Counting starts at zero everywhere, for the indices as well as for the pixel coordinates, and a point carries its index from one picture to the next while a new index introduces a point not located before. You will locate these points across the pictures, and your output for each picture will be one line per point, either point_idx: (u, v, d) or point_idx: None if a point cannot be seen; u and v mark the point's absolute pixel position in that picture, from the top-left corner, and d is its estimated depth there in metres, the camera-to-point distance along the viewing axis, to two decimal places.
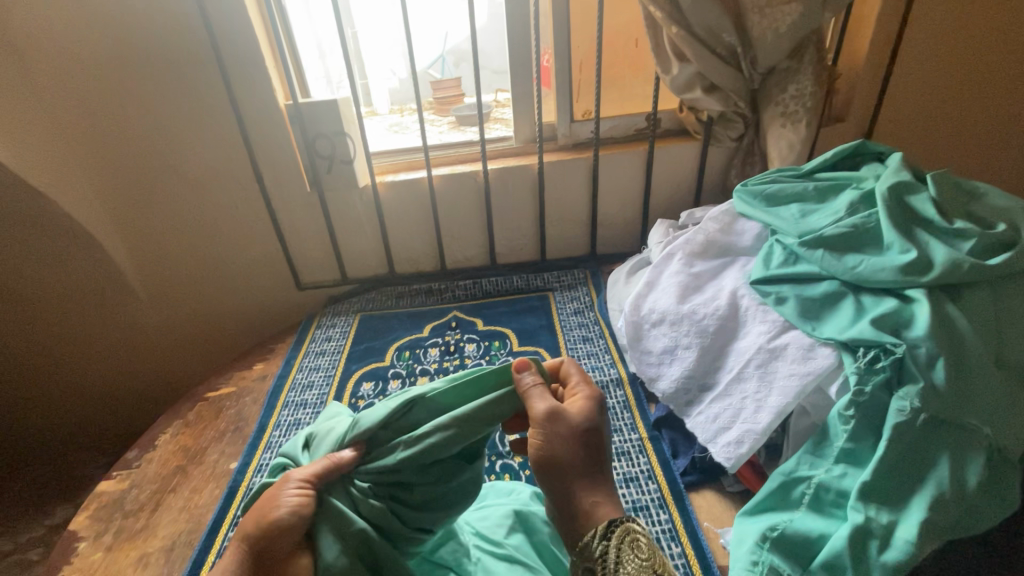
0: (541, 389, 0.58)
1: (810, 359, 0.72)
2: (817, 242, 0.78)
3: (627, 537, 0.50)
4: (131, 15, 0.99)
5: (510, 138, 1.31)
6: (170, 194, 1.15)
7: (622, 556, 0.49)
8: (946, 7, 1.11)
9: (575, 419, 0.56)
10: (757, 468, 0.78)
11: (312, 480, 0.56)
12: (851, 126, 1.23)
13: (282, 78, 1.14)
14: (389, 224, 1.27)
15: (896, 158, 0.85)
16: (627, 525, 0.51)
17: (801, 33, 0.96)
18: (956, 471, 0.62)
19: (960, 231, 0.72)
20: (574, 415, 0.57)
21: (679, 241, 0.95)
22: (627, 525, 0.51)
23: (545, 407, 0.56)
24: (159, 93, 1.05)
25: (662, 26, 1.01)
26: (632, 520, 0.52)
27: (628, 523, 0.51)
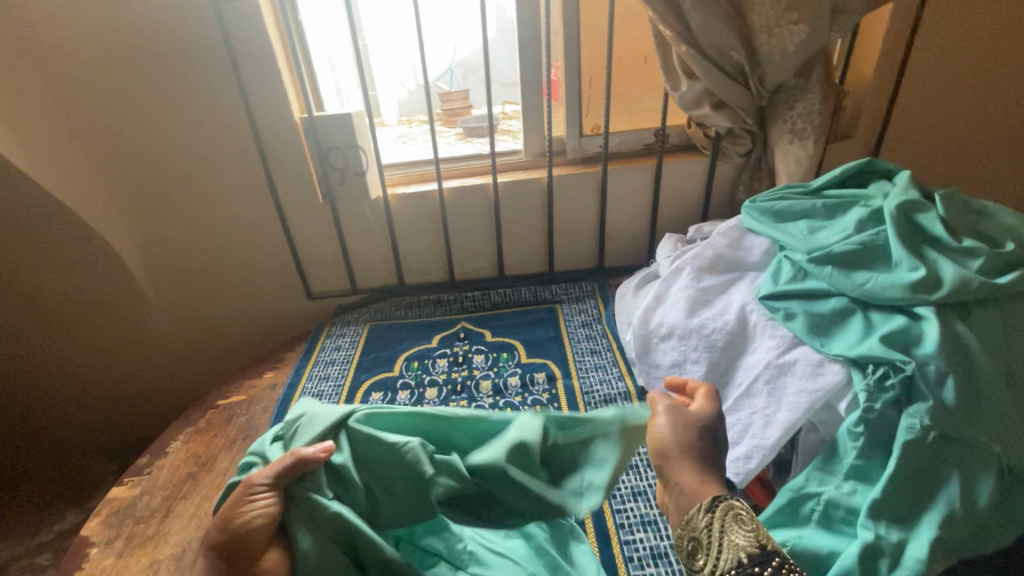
0: (662, 395, 0.66)
1: (819, 375, 0.72)
2: (826, 258, 0.78)
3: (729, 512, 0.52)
4: (153, 29, 1.02)
5: (520, 152, 1.33)
6: (186, 204, 1.17)
7: (726, 530, 0.51)
8: (952, 27, 1.12)
9: (702, 415, 0.62)
10: (765, 483, 0.79)
11: (274, 483, 0.61)
12: (858, 143, 1.24)
13: (297, 91, 1.17)
14: (399, 235, 1.28)
15: (904, 176, 0.86)
16: (728, 502, 0.52)
17: (809, 52, 0.97)
18: (967, 490, 0.62)
19: (968, 249, 0.73)
20: (698, 410, 0.63)
21: (687, 256, 0.96)
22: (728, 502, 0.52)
23: (667, 408, 0.64)
24: (178, 105, 1.08)
25: (671, 44, 1.03)
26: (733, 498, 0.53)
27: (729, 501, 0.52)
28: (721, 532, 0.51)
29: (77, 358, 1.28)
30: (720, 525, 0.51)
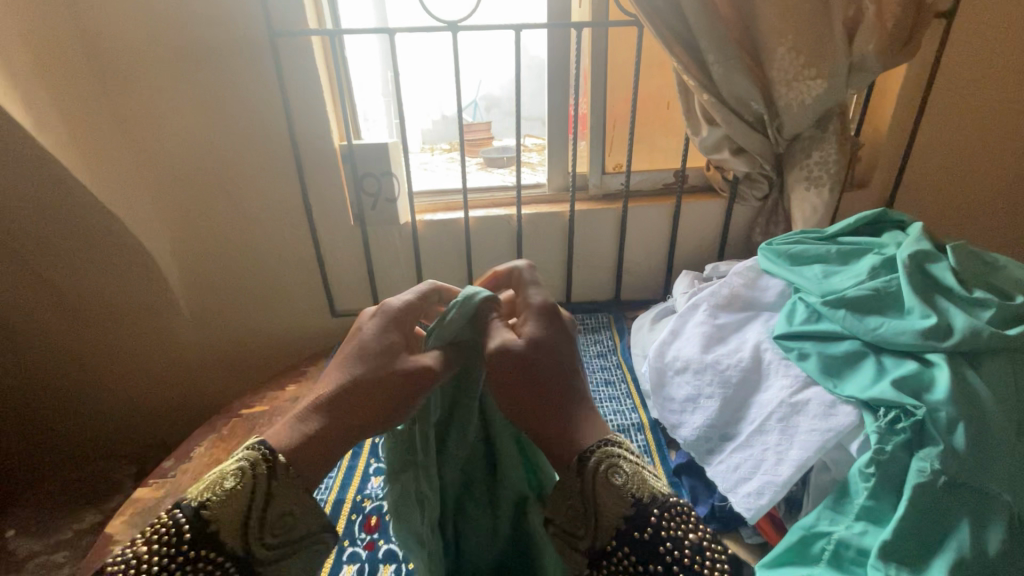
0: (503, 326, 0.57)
1: (831, 416, 0.74)
2: (840, 302, 0.81)
3: (606, 462, 0.48)
4: (214, 61, 1.10)
5: (544, 186, 1.39)
6: (228, 221, 1.24)
7: (601, 485, 0.47)
8: (965, 87, 1.17)
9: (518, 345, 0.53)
10: (777, 521, 0.80)
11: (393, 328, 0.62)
12: (874, 192, 1.27)
13: (338, 119, 1.25)
14: (424, 258, 1.34)
15: (917, 227, 0.89)
16: (605, 449, 0.48)
17: (825, 106, 1.02)
18: (976, 536, 0.63)
19: (979, 300, 0.75)
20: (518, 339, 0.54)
21: (704, 293, 0.99)
22: (605, 451, 0.48)
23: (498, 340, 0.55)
24: (226, 126, 1.15)
25: (694, 92, 1.08)
26: (609, 444, 0.49)
27: (606, 448, 0.48)
28: (598, 490, 0.47)
29: (115, 362, 1.32)
30: (598, 475, 0.47)
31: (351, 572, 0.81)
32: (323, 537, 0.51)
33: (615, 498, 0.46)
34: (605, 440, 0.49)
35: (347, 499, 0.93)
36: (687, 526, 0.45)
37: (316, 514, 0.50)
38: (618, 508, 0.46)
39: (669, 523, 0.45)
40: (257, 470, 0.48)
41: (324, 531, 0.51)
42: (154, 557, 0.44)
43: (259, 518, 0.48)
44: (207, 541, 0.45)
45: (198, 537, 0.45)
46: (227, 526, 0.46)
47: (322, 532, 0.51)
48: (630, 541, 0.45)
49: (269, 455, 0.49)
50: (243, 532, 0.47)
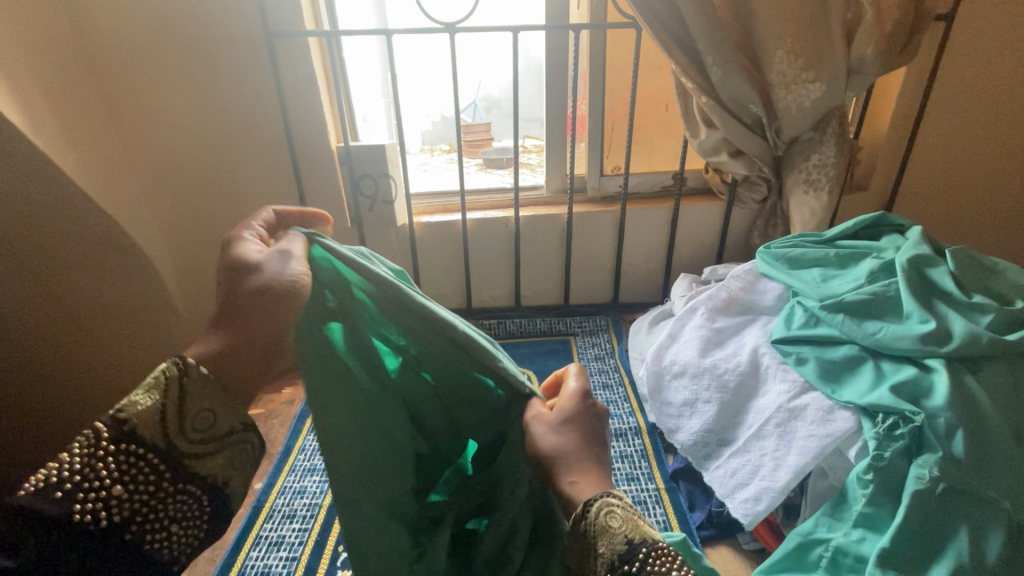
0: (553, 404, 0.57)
1: (829, 421, 0.73)
2: (838, 306, 0.80)
3: (603, 510, 0.47)
4: (209, 61, 1.10)
5: (542, 188, 1.38)
6: (226, 224, 1.24)
7: (598, 534, 0.46)
8: (963, 90, 1.17)
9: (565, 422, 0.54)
10: (774, 527, 0.79)
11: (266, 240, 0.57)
12: (873, 194, 1.27)
13: (335, 120, 1.25)
14: (422, 261, 1.33)
15: (916, 232, 0.89)
16: (604, 499, 0.48)
17: (823, 109, 1.02)
18: (975, 544, 0.62)
19: (978, 305, 0.75)
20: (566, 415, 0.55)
21: (702, 296, 0.99)
22: (604, 499, 0.48)
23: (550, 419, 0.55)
24: (223, 126, 1.15)
25: (693, 95, 1.08)
26: (609, 494, 0.49)
27: (606, 497, 0.49)
28: (596, 539, 0.46)
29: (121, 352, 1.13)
30: (595, 526, 0.47)
31: None
32: (251, 437, 0.46)
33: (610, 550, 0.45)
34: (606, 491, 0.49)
35: None
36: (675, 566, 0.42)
37: (239, 413, 0.46)
38: (610, 552, 0.45)
39: (654, 563, 0.42)
40: (171, 374, 0.43)
41: (249, 430, 0.46)
42: (69, 460, 0.38)
43: (174, 418, 0.42)
44: (125, 443, 0.40)
45: (115, 438, 0.40)
46: (144, 422, 0.41)
47: (247, 431, 0.46)
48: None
49: (178, 359, 0.44)
50: (165, 430, 0.42)
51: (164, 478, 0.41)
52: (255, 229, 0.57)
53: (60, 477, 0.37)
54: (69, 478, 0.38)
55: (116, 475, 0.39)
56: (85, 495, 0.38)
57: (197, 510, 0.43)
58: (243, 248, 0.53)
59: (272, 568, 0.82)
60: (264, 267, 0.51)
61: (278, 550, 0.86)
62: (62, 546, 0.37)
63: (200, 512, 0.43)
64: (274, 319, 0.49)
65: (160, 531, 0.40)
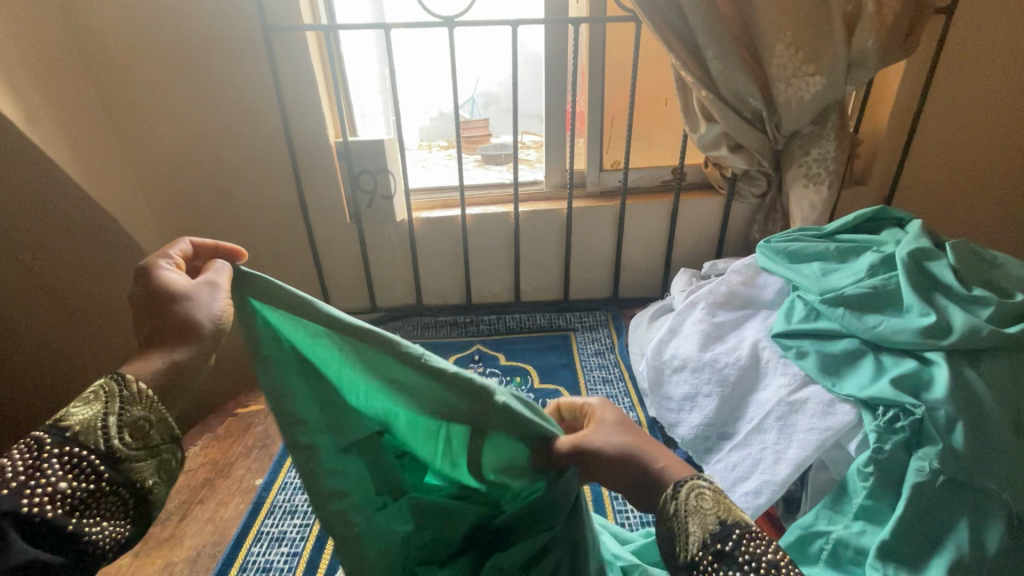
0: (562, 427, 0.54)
1: (829, 415, 0.74)
2: (838, 300, 0.81)
3: (693, 493, 0.46)
4: (206, 55, 1.09)
5: (542, 183, 1.38)
6: (224, 221, 1.23)
7: (690, 513, 0.45)
8: (963, 83, 1.17)
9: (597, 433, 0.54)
10: (775, 520, 0.80)
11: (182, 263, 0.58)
12: (873, 188, 1.27)
13: (333, 115, 1.24)
14: (421, 256, 1.33)
15: (916, 225, 0.89)
16: (693, 482, 0.47)
17: (824, 101, 1.01)
18: (975, 536, 0.62)
19: (978, 298, 0.75)
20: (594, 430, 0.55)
21: (702, 291, 0.99)
22: (693, 483, 0.47)
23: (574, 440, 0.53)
24: (220, 122, 1.14)
25: (692, 89, 1.08)
26: (699, 478, 0.47)
27: (695, 481, 0.47)
28: (688, 520, 0.45)
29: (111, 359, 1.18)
30: (687, 508, 0.45)
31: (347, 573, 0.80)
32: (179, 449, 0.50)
33: (702, 527, 0.44)
34: (696, 473, 0.48)
35: None
36: (775, 548, 0.42)
37: (169, 426, 0.49)
38: (702, 531, 0.44)
39: (751, 543, 0.42)
40: (110, 388, 0.47)
41: (177, 443, 0.50)
42: (14, 463, 0.41)
43: (115, 425, 0.45)
44: (69, 445, 0.43)
45: (58, 442, 0.43)
46: (86, 427, 0.44)
47: (177, 444, 0.50)
48: (715, 555, 0.42)
49: (118, 375, 0.48)
50: (105, 435, 0.45)
51: (102, 478, 0.44)
52: (173, 258, 0.57)
53: (5, 475, 0.40)
54: (16, 477, 0.40)
55: (59, 473, 0.42)
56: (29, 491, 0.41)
57: (124, 509, 0.45)
58: (161, 276, 0.54)
59: (273, 563, 0.82)
60: (193, 298, 0.53)
61: (279, 546, 0.86)
62: (11, 532, 0.39)
63: (126, 513, 0.45)
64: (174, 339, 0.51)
65: (95, 525, 0.43)
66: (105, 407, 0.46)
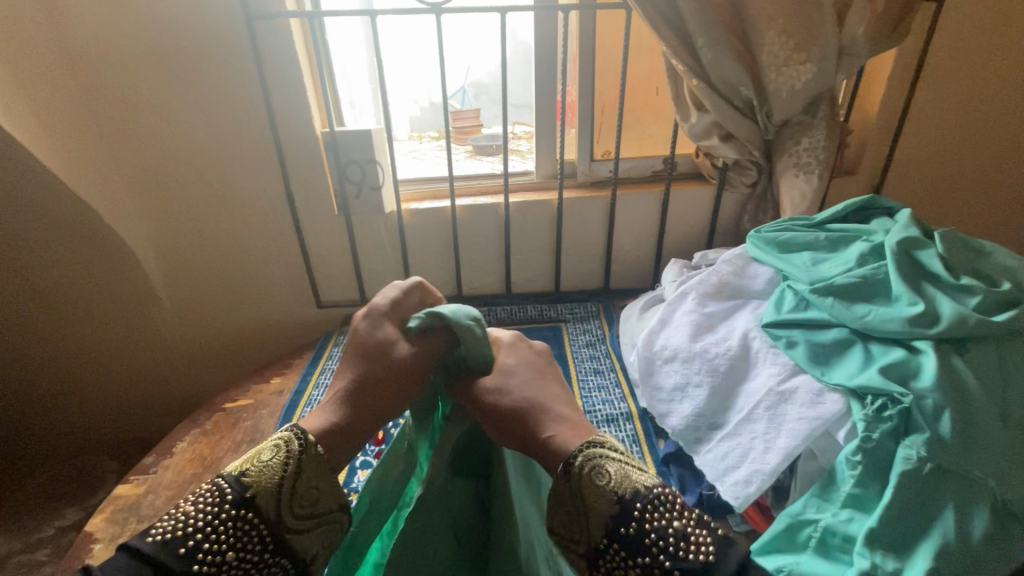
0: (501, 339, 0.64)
1: (819, 404, 0.74)
2: (827, 289, 0.81)
3: (587, 464, 0.49)
4: (182, 39, 1.05)
5: (532, 174, 1.37)
6: (206, 211, 1.20)
7: (589, 489, 0.48)
8: (953, 72, 1.17)
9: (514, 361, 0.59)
10: (765, 509, 0.80)
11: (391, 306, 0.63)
12: (862, 178, 1.27)
13: (320, 105, 1.22)
14: (411, 248, 1.31)
15: (905, 214, 0.89)
16: (586, 453, 0.49)
17: (815, 90, 1.00)
18: (961, 522, 0.62)
19: (966, 287, 0.75)
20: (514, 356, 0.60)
21: (693, 281, 0.99)
22: (587, 453, 0.49)
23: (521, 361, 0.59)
24: (199, 109, 1.11)
25: (684, 78, 1.06)
26: (591, 447, 0.50)
27: (588, 451, 0.50)
28: (586, 496, 0.48)
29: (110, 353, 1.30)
30: (584, 483, 0.48)
31: None
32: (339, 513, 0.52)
33: (605, 502, 0.47)
34: (586, 444, 0.50)
35: None
36: (672, 515, 0.47)
37: (335, 491, 0.52)
38: (605, 507, 0.47)
39: (653, 514, 0.46)
40: (287, 447, 0.51)
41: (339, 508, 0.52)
42: (198, 515, 0.46)
43: (285, 492, 0.49)
44: (244, 508, 0.47)
45: (237, 503, 0.47)
46: (262, 493, 0.48)
47: (339, 510, 0.52)
48: (619, 540, 0.46)
49: (297, 437, 0.52)
50: (275, 498, 0.49)
51: (267, 543, 0.47)
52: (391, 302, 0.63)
53: (191, 530, 0.45)
54: (195, 533, 0.45)
55: (231, 538, 0.46)
56: (207, 550, 0.45)
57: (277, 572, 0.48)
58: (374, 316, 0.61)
59: None
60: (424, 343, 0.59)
61: None
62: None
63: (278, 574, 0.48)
64: (360, 403, 0.56)
65: None
66: (277, 473, 0.49)
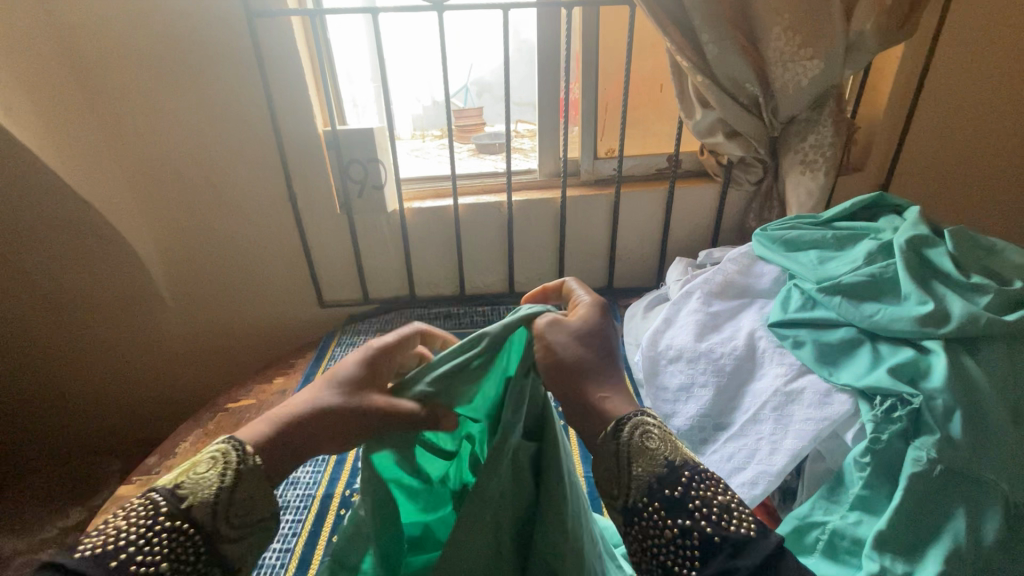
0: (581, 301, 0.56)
1: (826, 405, 0.73)
2: (835, 288, 0.80)
3: (638, 429, 0.47)
4: (183, 38, 1.05)
5: (535, 172, 1.36)
6: (207, 211, 1.20)
7: (637, 452, 0.46)
8: (962, 67, 1.15)
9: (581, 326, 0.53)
10: (771, 510, 0.79)
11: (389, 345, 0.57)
12: (869, 175, 1.26)
13: (322, 104, 1.22)
14: (413, 248, 1.31)
15: (914, 212, 0.88)
16: (639, 419, 0.48)
17: (821, 86, 0.99)
18: (972, 526, 0.61)
19: (976, 286, 0.74)
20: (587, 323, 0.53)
21: (698, 280, 0.98)
22: (639, 419, 0.47)
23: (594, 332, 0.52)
24: (200, 109, 1.11)
25: (688, 75, 1.05)
26: (644, 414, 0.48)
27: (641, 417, 0.48)
28: (634, 459, 0.46)
29: (113, 353, 1.30)
30: (631, 446, 0.46)
31: None
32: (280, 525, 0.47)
33: (650, 464, 0.45)
34: (637, 410, 0.48)
35: (336, 494, 0.90)
36: (720, 489, 0.44)
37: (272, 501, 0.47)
38: (649, 471, 0.45)
39: (699, 486, 0.44)
40: (227, 455, 0.46)
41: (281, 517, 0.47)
42: (129, 529, 0.41)
43: (221, 504, 0.44)
44: (177, 519, 0.43)
45: (170, 514, 0.43)
46: (198, 503, 0.43)
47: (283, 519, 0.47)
48: (660, 501, 0.44)
49: (238, 445, 0.47)
50: (212, 508, 0.44)
51: (202, 557, 0.43)
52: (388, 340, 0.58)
53: (121, 544, 0.41)
54: (126, 547, 0.41)
55: (163, 548, 0.41)
56: (136, 563, 0.40)
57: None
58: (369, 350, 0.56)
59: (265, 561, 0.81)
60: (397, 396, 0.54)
61: None
62: None
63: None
64: (342, 442, 0.50)
65: None
66: (212, 485, 0.44)
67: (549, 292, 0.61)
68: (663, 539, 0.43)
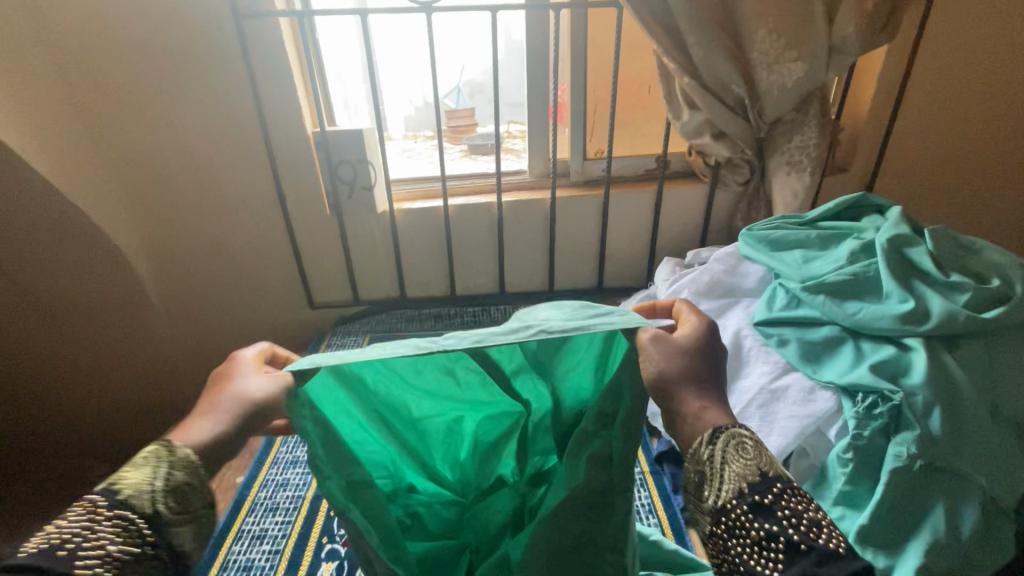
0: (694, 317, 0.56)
1: (810, 402, 0.74)
2: (818, 287, 0.81)
3: (732, 439, 0.45)
4: (169, 40, 1.04)
5: (524, 173, 1.37)
6: (194, 212, 1.19)
7: (728, 459, 0.44)
8: (944, 69, 1.17)
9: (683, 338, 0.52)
10: None
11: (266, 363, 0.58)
12: (855, 176, 1.27)
13: (311, 105, 1.21)
14: (404, 249, 1.31)
15: (895, 212, 0.89)
16: (732, 430, 0.46)
17: (806, 88, 1.00)
18: (951, 518, 0.63)
19: (955, 284, 0.76)
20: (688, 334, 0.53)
21: (685, 280, 0.99)
22: (733, 430, 0.46)
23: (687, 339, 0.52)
24: (186, 110, 1.10)
25: (675, 76, 1.06)
26: (739, 426, 0.46)
27: (734, 429, 0.46)
28: (726, 466, 0.44)
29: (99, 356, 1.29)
30: (721, 452, 0.45)
31: (330, 570, 0.79)
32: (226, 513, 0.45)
33: (741, 471, 0.43)
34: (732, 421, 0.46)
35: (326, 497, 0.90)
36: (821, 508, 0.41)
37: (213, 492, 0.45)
38: (739, 476, 0.43)
39: (791, 499, 0.41)
40: (163, 450, 0.44)
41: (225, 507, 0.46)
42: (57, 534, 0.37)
43: (167, 488, 0.42)
44: (119, 508, 0.39)
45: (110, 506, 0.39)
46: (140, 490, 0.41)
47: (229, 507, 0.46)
48: (749, 506, 0.42)
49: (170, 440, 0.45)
50: (158, 493, 0.41)
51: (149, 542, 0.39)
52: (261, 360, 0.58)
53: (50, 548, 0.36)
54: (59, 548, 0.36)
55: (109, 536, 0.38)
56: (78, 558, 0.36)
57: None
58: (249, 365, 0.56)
59: (256, 563, 0.81)
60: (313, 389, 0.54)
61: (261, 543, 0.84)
62: None
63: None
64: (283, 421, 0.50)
65: None
66: (154, 473, 0.42)
67: (659, 307, 0.61)
68: (748, 541, 0.41)
